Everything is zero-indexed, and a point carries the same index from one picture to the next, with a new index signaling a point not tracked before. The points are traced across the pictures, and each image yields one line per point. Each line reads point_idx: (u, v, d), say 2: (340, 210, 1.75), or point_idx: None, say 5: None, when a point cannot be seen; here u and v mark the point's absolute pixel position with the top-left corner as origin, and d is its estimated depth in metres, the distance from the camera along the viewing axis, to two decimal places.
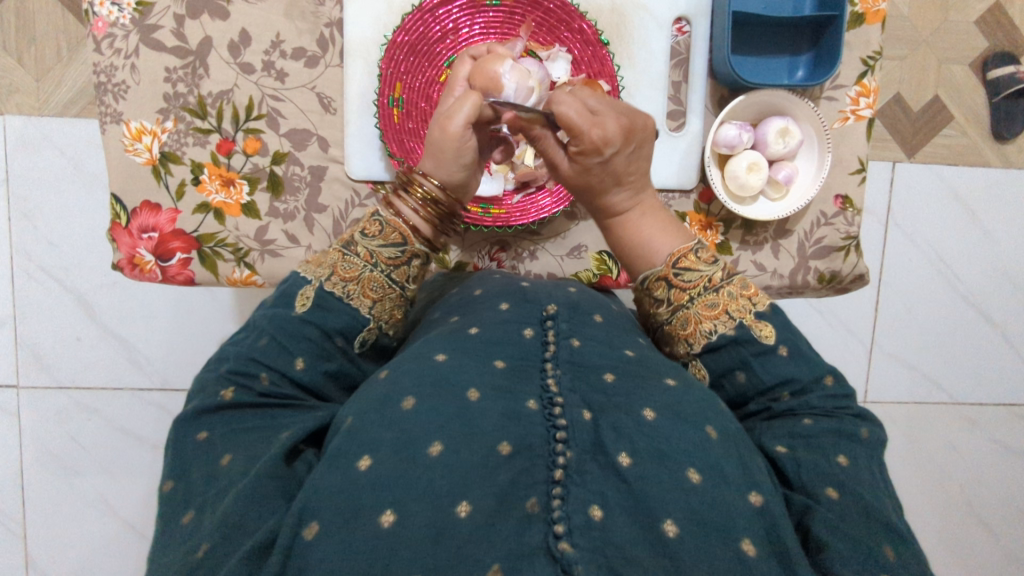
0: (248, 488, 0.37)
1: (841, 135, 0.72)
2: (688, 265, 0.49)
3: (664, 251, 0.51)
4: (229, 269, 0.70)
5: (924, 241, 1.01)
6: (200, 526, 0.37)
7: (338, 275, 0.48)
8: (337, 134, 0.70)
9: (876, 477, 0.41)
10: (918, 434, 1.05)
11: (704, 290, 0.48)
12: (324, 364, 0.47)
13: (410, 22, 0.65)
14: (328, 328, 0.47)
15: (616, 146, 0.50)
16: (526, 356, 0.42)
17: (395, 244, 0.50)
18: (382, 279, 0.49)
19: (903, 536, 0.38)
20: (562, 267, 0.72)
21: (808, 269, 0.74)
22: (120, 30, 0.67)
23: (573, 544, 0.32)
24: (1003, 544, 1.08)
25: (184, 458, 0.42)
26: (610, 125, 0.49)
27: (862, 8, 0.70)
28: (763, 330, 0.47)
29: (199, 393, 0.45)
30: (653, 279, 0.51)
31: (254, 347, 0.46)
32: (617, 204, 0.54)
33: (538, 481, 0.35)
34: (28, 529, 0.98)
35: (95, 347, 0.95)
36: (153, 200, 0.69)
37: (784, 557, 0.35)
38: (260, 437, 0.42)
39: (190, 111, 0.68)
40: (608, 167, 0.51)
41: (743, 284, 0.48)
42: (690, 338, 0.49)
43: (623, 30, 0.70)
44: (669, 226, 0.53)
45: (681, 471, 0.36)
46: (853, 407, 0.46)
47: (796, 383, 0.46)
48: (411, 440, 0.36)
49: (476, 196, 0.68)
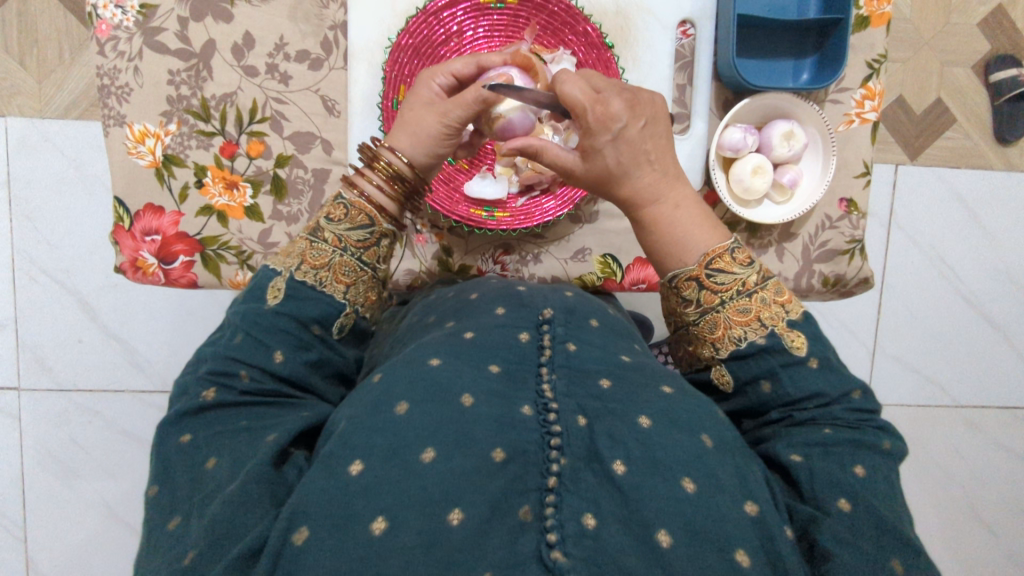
0: (236, 495, 0.37)
1: (846, 139, 0.72)
2: (723, 267, 0.48)
3: (699, 248, 0.49)
4: (231, 272, 0.70)
5: (926, 244, 1.00)
6: (187, 531, 0.37)
7: (307, 262, 0.48)
8: (339, 137, 0.70)
9: (881, 485, 0.41)
10: (921, 436, 1.05)
11: (737, 294, 0.47)
12: (303, 354, 0.47)
13: (414, 25, 0.65)
14: (303, 318, 0.47)
15: (626, 120, 0.48)
16: (523, 361, 0.42)
17: (363, 226, 0.50)
18: (353, 263, 0.49)
19: (903, 547, 0.38)
20: (565, 269, 0.72)
21: (813, 273, 0.73)
22: (123, 33, 0.66)
23: (565, 553, 0.32)
24: (1004, 545, 1.08)
25: (170, 461, 0.41)
26: (614, 104, 0.48)
27: (868, 11, 0.70)
28: (794, 340, 0.45)
29: (181, 395, 0.45)
30: (682, 278, 0.49)
31: (230, 346, 0.45)
32: (646, 187, 0.50)
33: (530, 488, 0.35)
34: (28, 530, 0.98)
35: (96, 349, 0.95)
36: (155, 203, 0.69)
37: (774, 562, 0.36)
38: (244, 438, 0.41)
39: (193, 114, 0.68)
40: (621, 145, 0.49)
41: (776, 291, 0.47)
42: (717, 342, 0.48)
43: (627, 33, 0.70)
44: (705, 221, 0.50)
45: (678, 481, 0.36)
46: (876, 419, 0.44)
47: (823, 397, 0.44)
48: (403, 445, 0.36)
49: (479, 199, 0.67)
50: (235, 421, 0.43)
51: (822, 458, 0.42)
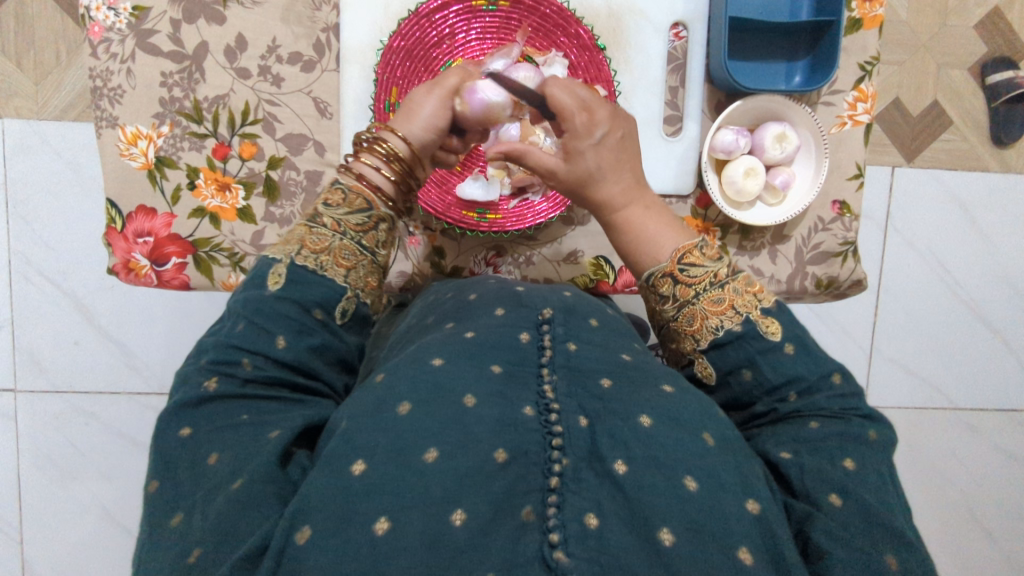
0: (239, 493, 0.37)
1: (838, 141, 0.72)
2: (693, 261, 0.49)
3: (671, 245, 0.51)
4: (224, 274, 0.70)
5: (924, 246, 1.00)
6: (191, 528, 0.37)
7: (307, 248, 0.48)
8: (332, 139, 0.70)
9: (881, 475, 0.41)
10: (920, 439, 1.05)
11: (711, 285, 0.48)
12: (306, 340, 0.46)
13: (406, 27, 0.65)
14: (304, 302, 0.47)
15: (605, 129, 0.52)
16: (523, 361, 0.42)
17: (361, 210, 0.51)
18: (353, 247, 0.50)
19: (907, 543, 0.38)
20: (558, 271, 0.72)
21: (806, 275, 0.73)
22: (116, 35, 0.67)
23: (568, 553, 0.33)
24: (1003, 548, 1.08)
25: (171, 452, 0.41)
26: (598, 113, 0.52)
27: (860, 13, 0.70)
28: (769, 326, 0.46)
29: (181, 384, 0.45)
30: (658, 275, 0.51)
31: (232, 334, 0.46)
32: (617, 192, 0.54)
33: (533, 489, 0.35)
34: (25, 534, 0.98)
35: (93, 351, 0.95)
36: (148, 205, 0.69)
37: (778, 562, 0.35)
38: (247, 432, 0.41)
39: (185, 116, 0.68)
40: (601, 151, 0.53)
41: (748, 281, 0.48)
42: (697, 334, 0.48)
43: (619, 36, 0.70)
44: (672, 222, 0.53)
45: (678, 478, 0.36)
46: (862, 406, 0.44)
47: (802, 382, 0.45)
48: (407, 446, 0.35)
49: (472, 201, 0.67)
50: (236, 415, 0.42)
51: (820, 453, 0.42)
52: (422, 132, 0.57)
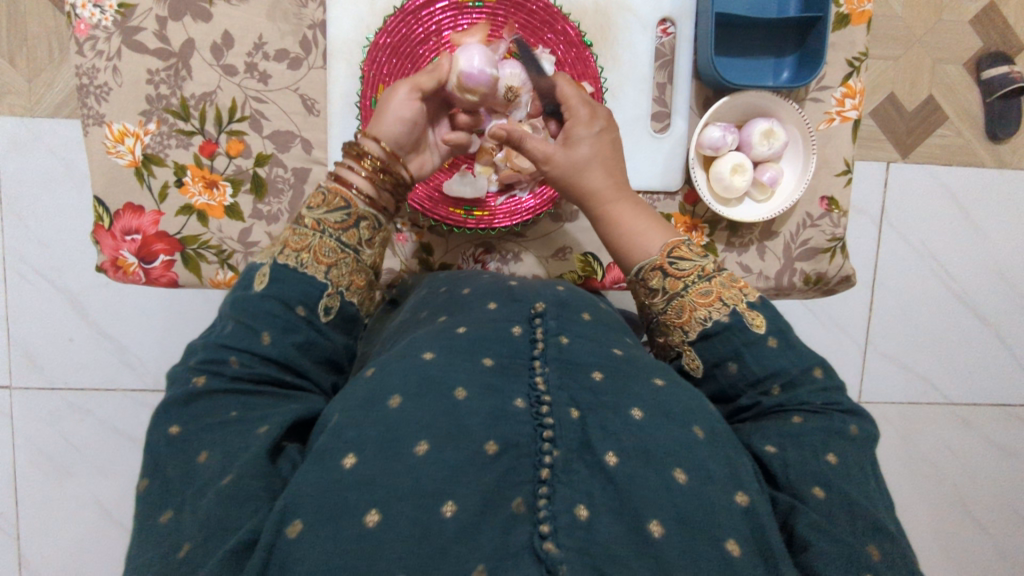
0: (230, 486, 0.37)
1: (827, 137, 0.72)
2: (682, 255, 0.51)
3: (658, 242, 0.53)
4: (212, 271, 0.70)
5: (918, 241, 1.00)
6: (180, 525, 0.37)
7: (289, 247, 0.50)
8: (320, 136, 0.70)
9: (864, 467, 0.41)
10: (912, 434, 1.05)
11: (698, 278, 0.50)
12: (291, 337, 0.47)
13: (392, 24, 0.65)
14: (287, 300, 0.47)
15: (603, 125, 0.57)
16: (515, 353, 0.42)
17: (340, 209, 0.52)
18: (333, 244, 0.50)
19: (892, 537, 0.38)
20: (546, 267, 0.73)
21: (794, 271, 0.74)
22: (102, 32, 0.66)
23: (557, 545, 0.33)
24: (994, 542, 1.08)
25: (162, 450, 0.41)
26: (600, 112, 0.57)
27: (848, 8, 0.70)
28: (754, 319, 0.47)
29: (171, 385, 0.45)
30: (648, 269, 0.52)
31: (221, 335, 0.46)
32: (602, 189, 0.57)
33: (524, 480, 0.35)
34: (21, 529, 0.98)
35: (86, 347, 0.95)
36: (135, 203, 0.69)
37: (766, 554, 0.36)
38: (234, 429, 0.41)
39: (172, 114, 0.68)
40: (597, 143, 0.57)
41: (733, 276, 0.50)
42: (685, 326, 0.49)
43: (608, 32, 0.70)
44: (653, 223, 0.56)
45: (668, 471, 0.36)
46: (849, 399, 0.45)
47: (786, 375, 0.45)
48: (399, 437, 0.36)
49: (459, 198, 0.68)
50: (224, 411, 0.43)
51: (810, 445, 0.42)
52: (398, 134, 0.57)
